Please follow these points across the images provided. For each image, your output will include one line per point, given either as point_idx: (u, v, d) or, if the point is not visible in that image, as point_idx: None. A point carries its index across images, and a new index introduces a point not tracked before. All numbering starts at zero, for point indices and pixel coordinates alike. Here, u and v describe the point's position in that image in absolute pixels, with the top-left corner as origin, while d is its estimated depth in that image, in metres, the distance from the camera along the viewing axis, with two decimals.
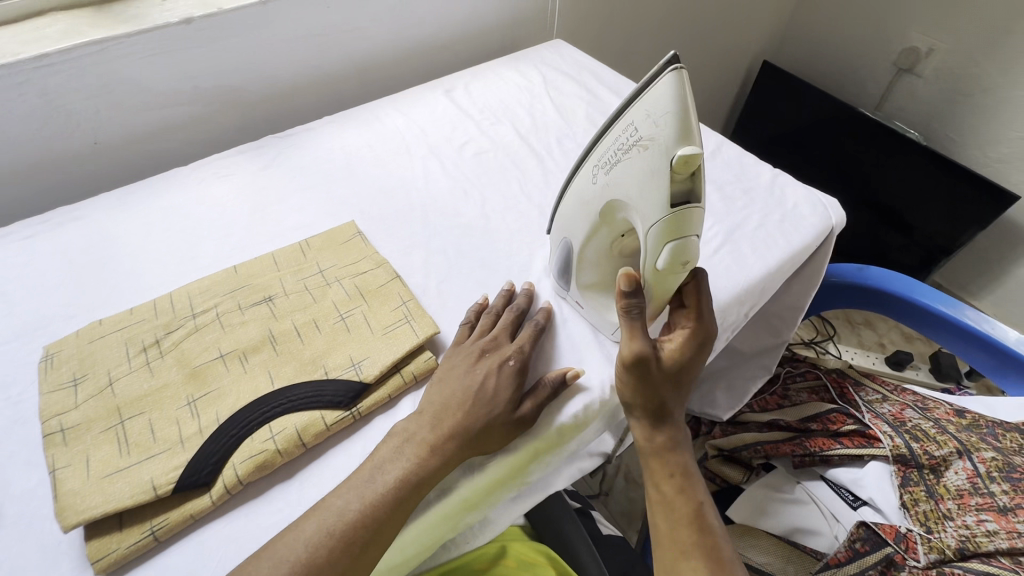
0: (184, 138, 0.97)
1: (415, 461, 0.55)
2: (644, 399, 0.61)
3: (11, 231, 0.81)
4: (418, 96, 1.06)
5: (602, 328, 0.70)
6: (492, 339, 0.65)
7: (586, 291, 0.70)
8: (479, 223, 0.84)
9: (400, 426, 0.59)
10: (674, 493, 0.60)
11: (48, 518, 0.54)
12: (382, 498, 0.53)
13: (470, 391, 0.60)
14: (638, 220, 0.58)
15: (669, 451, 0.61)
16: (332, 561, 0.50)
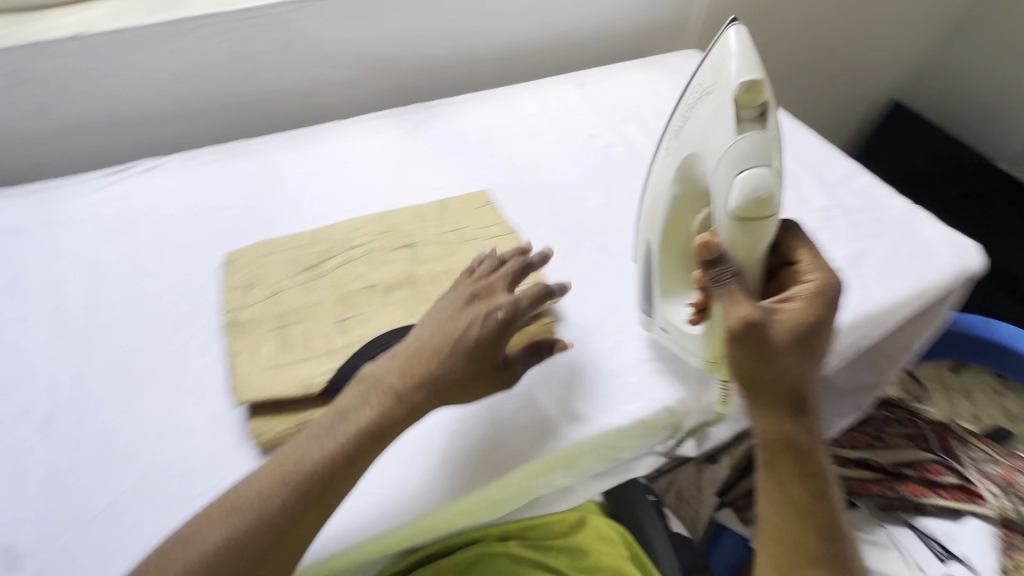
0: (341, 97, 1.08)
1: (379, 410, 0.53)
2: (768, 386, 0.54)
3: (199, 155, 0.94)
4: (553, 87, 1.12)
5: (686, 342, 0.65)
6: (484, 285, 0.60)
7: (668, 299, 0.66)
8: (602, 210, 0.88)
9: (375, 368, 0.55)
10: (803, 495, 0.55)
11: (219, 393, 0.63)
12: (323, 459, 0.50)
13: (448, 338, 0.55)
14: (711, 167, 0.56)
15: (796, 449, 0.56)
16: (280, 516, 0.48)
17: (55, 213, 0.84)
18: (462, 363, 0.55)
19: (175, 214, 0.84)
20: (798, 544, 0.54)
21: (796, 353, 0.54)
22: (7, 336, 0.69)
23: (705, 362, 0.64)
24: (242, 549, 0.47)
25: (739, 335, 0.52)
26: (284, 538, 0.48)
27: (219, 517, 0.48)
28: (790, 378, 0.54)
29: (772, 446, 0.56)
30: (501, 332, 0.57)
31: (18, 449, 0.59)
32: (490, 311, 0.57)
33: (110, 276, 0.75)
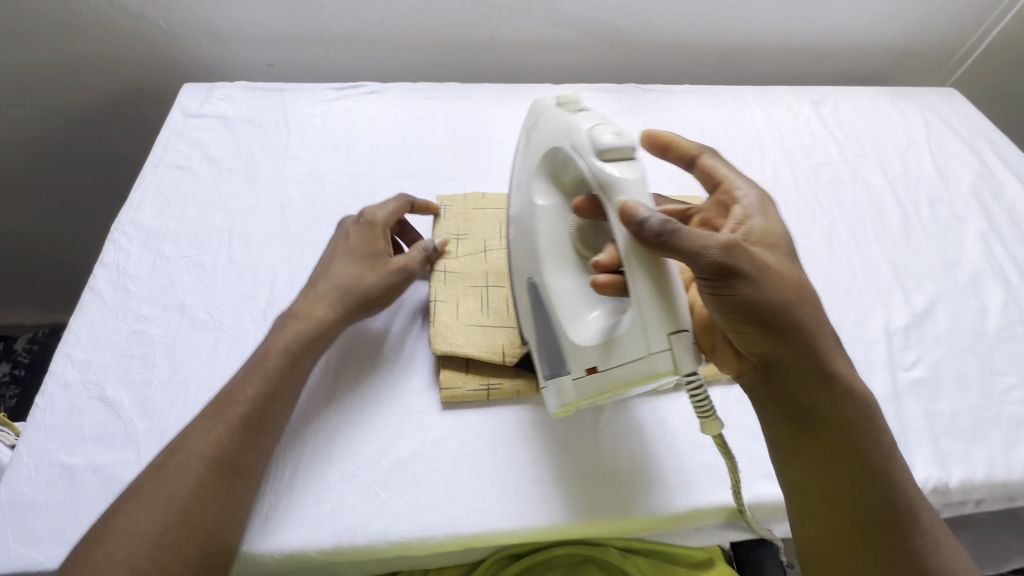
0: (557, 59, 1.05)
1: (294, 333, 0.56)
2: (791, 324, 0.50)
3: (416, 87, 0.94)
4: (784, 96, 1.00)
5: (617, 356, 0.49)
6: (376, 239, 0.64)
7: (571, 326, 0.54)
8: (822, 250, 0.79)
9: (294, 305, 0.59)
10: (843, 465, 0.52)
11: (413, 335, 0.65)
12: (252, 393, 0.52)
13: (352, 279, 0.60)
14: (571, 153, 0.54)
15: (839, 393, 0.52)
16: (211, 449, 0.48)
17: (287, 116, 0.88)
18: (365, 273, 0.61)
19: (390, 143, 0.86)
20: (863, 503, 0.51)
21: (783, 270, 0.51)
22: (238, 222, 0.74)
23: (650, 363, 0.47)
24: (187, 492, 0.46)
25: (738, 275, 0.48)
26: (216, 477, 0.47)
27: (155, 474, 0.47)
28: (805, 305, 0.51)
29: (810, 398, 0.52)
30: (373, 235, 0.64)
31: (236, 331, 0.64)
32: (369, 223, 0.65)
33: (328, 189, 0.79)
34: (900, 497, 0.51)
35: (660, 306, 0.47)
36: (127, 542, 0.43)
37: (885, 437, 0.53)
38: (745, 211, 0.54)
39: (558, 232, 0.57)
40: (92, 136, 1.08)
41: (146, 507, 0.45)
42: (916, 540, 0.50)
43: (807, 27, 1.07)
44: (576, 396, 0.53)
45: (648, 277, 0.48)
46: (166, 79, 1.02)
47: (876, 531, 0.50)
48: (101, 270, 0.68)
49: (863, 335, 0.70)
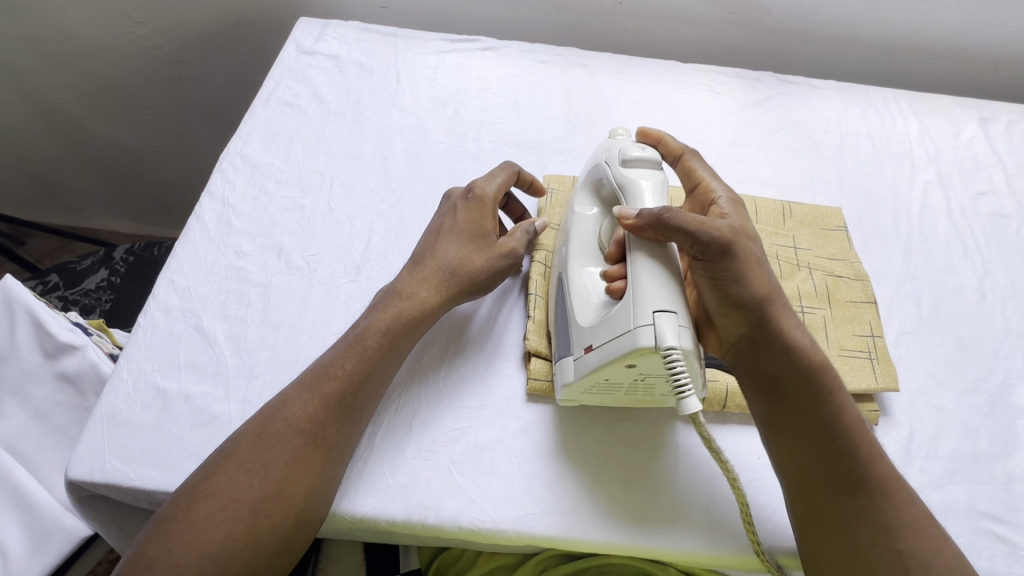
0: (685, 35, 0.96)
1: (394, 312, 0.55)
2: (758, 288, 0.49)
3: (533, 48, 0.88)
4: (947, 108, 0.87)
5: (607, 332, 0.49)
6: (482, 221, 0.60)
7: (578, 312, 0.53)
8: (971, 294, 0.69)
9: (398, 282, 0.58)
10: (818, 463, 0.47)
11: (506, 321, 0.63)
12: (347, 370, 0.52)
13: (458, 264, 0.58)
14: (603, 167, 0.58)
15: (805, 361, 0.49)
16: (306, 420, 0.49)
17: (398, 63, 0.84)
18: (473, 254, 0.59)
19: (500, 106, 0.81)
20: (835, 481, 0.47)
21: (757, 250, 0.51)
22: (340, 169, 0.73)
23: (633, 336, 0.46)
24: (286, 461, 0.47)
25: (726, 257, 0.48)
26: (312, 450, 0.48)
27: (254, 439, 0.48)
28: (772, 281, 0.50)
29: (781, 372, 0.49)
30: (482, 211, 0.61)
31: (329, 282, 0.63)
32: (479, 199, 0.61)
33: (432, 147, 0.76)
34: (865, 470, 0.47)
35: (651, 285, 0.47)
36: (226, 501, 0.45)
37: (851, 408, 0.49)
38: (723, 206, 0.54)
39: (589, 235, 0.58)
40: (205, 61, 1.09)
41: (246, 469, 0.46)
42: (889, 515, 0.46)
43: (989, 29, 0.91)
44: (573, 379, 0.52)
45: (647, 255, 0.49)
46: (281, 11, 1.01)
47: (847, 505, 0.46)
48: (207, 199, 0.69)
49: (1009, 401, 0.61)
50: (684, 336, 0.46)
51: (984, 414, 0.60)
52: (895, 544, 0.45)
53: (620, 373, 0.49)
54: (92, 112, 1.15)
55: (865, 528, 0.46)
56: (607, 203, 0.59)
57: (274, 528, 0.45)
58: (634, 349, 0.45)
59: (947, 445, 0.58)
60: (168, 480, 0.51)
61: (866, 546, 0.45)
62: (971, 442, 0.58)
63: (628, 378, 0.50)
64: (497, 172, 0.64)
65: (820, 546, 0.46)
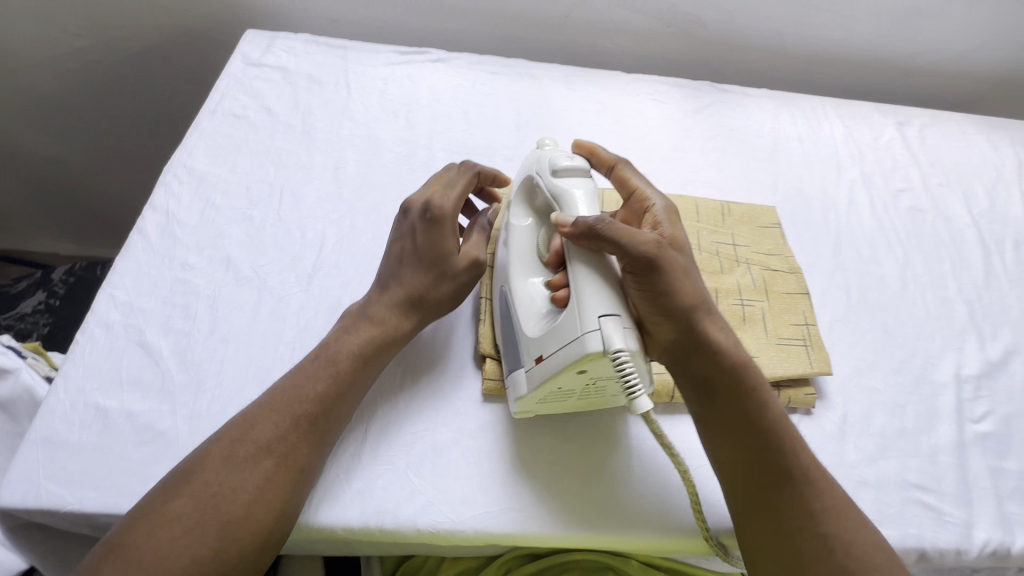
0: (628, 47, 1.00)
1: (365, 336, 0.55)
2: (685, 297, 0.50)
3: (482, 60, 0.90)
4: (867, 113, 0.94)
5: (555, 341, 0.49)
6: (442, 242, 0.57)
7: (524, 323, 0.54)
8: (894, 283, 0.74)
9: (366, 305, 0.57)
10: (743, 459, 0.50)
11: (461, 324, 0.64)
12: (319, 392, 0.51)
13: (419, 292, 0.57)
14: (535, 179, 0.59)
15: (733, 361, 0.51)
16: (276, 442, 0.48)
17: (348, 74, 0.85)
18: (439, 281, 0.57)
19: (451, 116, 0.82)
20: (763, 477, 0.49)
21: (685, 259, 0.52)
22: (290, 179, 0.72)
23: (582, 343, 0.47)
24: (256, 483, 0.46)
25: (653, 263, 0.49)
26: (284, 472, 0.47)
27: (223, 459, 0.46)
28: (698, 289, 0.52)
29: (708, 372, 0.51)
30: (443, 232, 0.57)
31: (279, 293, 0.62)
32: (438, 218, 0.58)
33: (384, 156, 0.76)
34: (793, 463, 0.49)
35: (593, 291, 0.48)
36: (191, 524, 0.43)
37: (772, 403, 0.52)
38: (656, 215, 0.55)
39: (529, 243, 0.59)
40: (148, 73, 1.06)
41: (215, 492, 0.45)
42: (815, 501, 0.48)
43: (901, 41, 1.00)
44: (527, 392, 0.53)
45: (585, 264, 0.50)
46: (227, 23, 1.00)
47: (777, 496, 0.48)
48: (149, 212, 0.67)
49: (931, 379, 0.66)
50: (630, 337, 0.47)
51: (909, 392, 0.65)
52: (821, 528, 0.47)
53: (572, 380, 0.50)
54: (24, 128, 1.10)
55: (793, 516, 0.48)
56: (541, 213, 0.60)
57: (242, 550, 0.44)
58: (584, 356, 0.46)
59: (878, 423, 0.62)
60: (109, 502, 0.49)
61: (798, 535, 0.47)
62: (898, 418, 0.62)
63: (580, 384, 0.51)
64: (451, 183, 0.60)
65: (751, 530, 0.48)
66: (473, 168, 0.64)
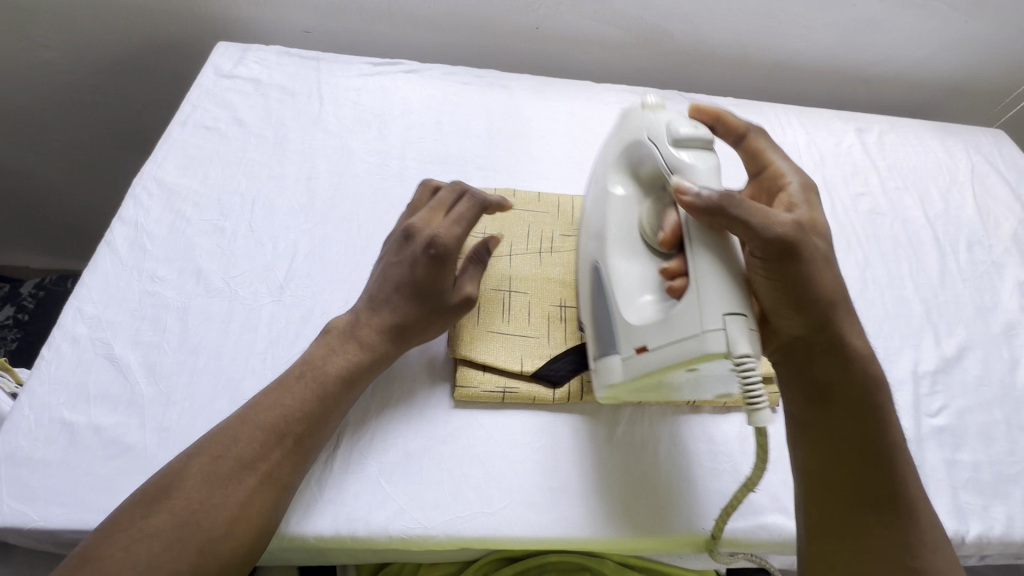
0: (598, 57, 1.03)
1: (348, 358, 0.55)
2: (819, 291, 0.52)
3: (454, 71, 0.91)
4: (829, 120, 0.98)
5: (666, 334, 0.49)
6: (439, 281, 0.57)
7: (627, 310, 0.54)
8: (855, 283, 0.77)
9: (356, 327, 0.57)
10: (851, 462, 0.50)
11: None
12: (305, 411, 0.51)
13: (407, 326, 0.57)
14: (650, 145, 0.56)
15: (853, 361, 0.52)
16: (261, 459, 0.48)
17: (320, 85, 0.85)
18: (427, 318, 0.58)
19: (424, 126, 0.83)
20: (863, 492, 0.50)
21: (821, 247, 0.52)
22: (262, 190, 0.72)
23: (702, 341, 0.46)
24: (241, 500, 0.45)
25: (784, 254, 0.49)
26: (269, 489, 0.47)
27: (206, 475, 0.45)
28: (829, 280, 0.52)
29: (826, 368, 0.52)
30: (440, 271, 0.57)
31: (250, 303, 0.63)
32: (442, 255, 0.57)
33: (356, 166, 0.77)
34: (902, 489, 0.50)
35: (719, 286, 0.47)
36: (172, 540, 0.42)
37: (896, 432, 0.52)
38: (792, 198, 0.55)
39: (630, 220, 0.58)
40: (120, 84, 1.06)
41: (199, 509, 0.44)
42: (907, 533, 0.48)
43: (860, 51, 1.03)
44: (621, 379, 0.53)
45: (708, 251, 0.48)
46: (200, 34, 1.00)
47: (872, 511, 0.49)
48: (118, 225, 0.67)
49: (890, 375, 0.68)
50: (754, 341, 0.46)
51: None
52: (906, 558, 0.47)
53: (676, 375, 0.50)
54: None
55: (880, 533, 0.49)
56: (648, 183, 0.59)
57: (223, 565, 0.43)
58: (704, 355, 0.46)
59: None
60: (76, 518, 0.48)
61: (878, 551, 0.48)
62: None
63: (680, 378, 0.52)
64: (462, 219, 0.59)
65: (830, 539, 0.50)
66: (485, 202, 0.61)
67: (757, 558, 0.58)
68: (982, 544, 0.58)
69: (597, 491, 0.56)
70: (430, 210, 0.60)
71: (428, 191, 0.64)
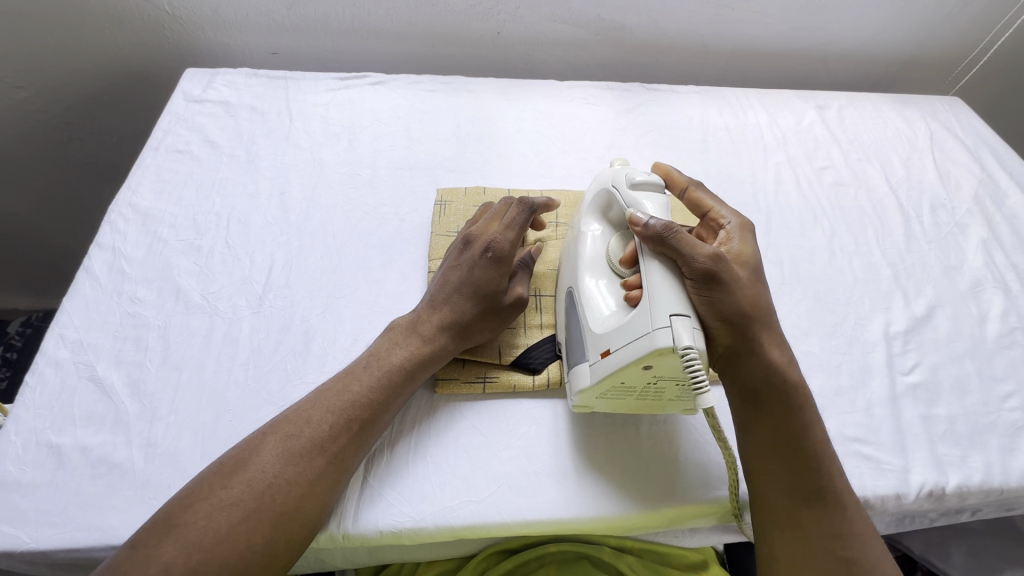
0: (561, 55, 1.05)
1: (410, 350, 0.57)
2: (744, 306, 0.52)
3: (419, 80, 0.93)
4: (789, 100, 1.00)
5: (623, 336, 0.51)
6: (497, 281, 0.61)
7: (591, 318, 0.56)
8: (823, 253, 0.79)
9: (413, 323, 0.59)
10: (784, 469, 0.52)
11: None
12: (372, 400, 0.53)
13: (464, 324, 0.59)
14: (609, 192, 0.60)
15: (779, 372, 0.53)
16: (330, 442, 0.50)
17: (289, 102, 0.87)
18: (484, 318, 0.60)
19: (393, 134, 0.85)
20: (797, 492, 0.51)
21: (745, 275, 0.54)
22: (237, 207, 0.74)
23: (652, 338, 0.48)
24: (310, 480, 0.48)
25: (714, 276, 0.51)
26: (333, 471, 0.50)
27: (280, 448, 0.49)
28: (757, 299, 0.54)
29: (755, 381, 0.54)
30: (501, 273, 0.62)
31: (231, 317, 0.64)
32: (499, 258, 0.61)
33: (329, 177, 0.79)
34: (829, 484, 0.52)
35: (666, 289, 0.50)
36: (249, 511, 0.45)
37: (818, 426, 0.54)
38: (729, 234, 0.58)
39: (599, 248, 0.60)
40: (96, 119, 1.08)
41: (273, 484, 0.47)
42: (840, 525, 0.50)
43: (814, 30, 1.06)
44: (587, 384, 0.54)
45: (660, 265, 0.51)
46: (171, 64, 1.02)
47: (807, 513, 0.51)
48: (96, 251, 0.68)
49: (862, 338, 0.70)
50: (698, 337, 0.48)
51: (843, 353, 0.68)
52: (842, 552, 0.49)
53: (635, 376, 0.51)
54: None
55: (818, 531, 0.50)
56: (617, 224, 0.62)
57: (290, 537, 0.46)
58: (654, 350, 0.47)
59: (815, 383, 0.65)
60: (66, 537, 0.49)
61: (815, 543, 0.50)
62: (835, 378, 0.66)
63: (642, 382, 0.52)
64: (513, 224, 0.64)
65: (767, 539, 0.51)
66: (530, 204, 0.67)
67: (746, 527, 0.58)
68: (962, 493, 0.59)
69: (583, 471, 0.57)
70: (487, 219, 0.65)
71: (488, 207, 0.70)
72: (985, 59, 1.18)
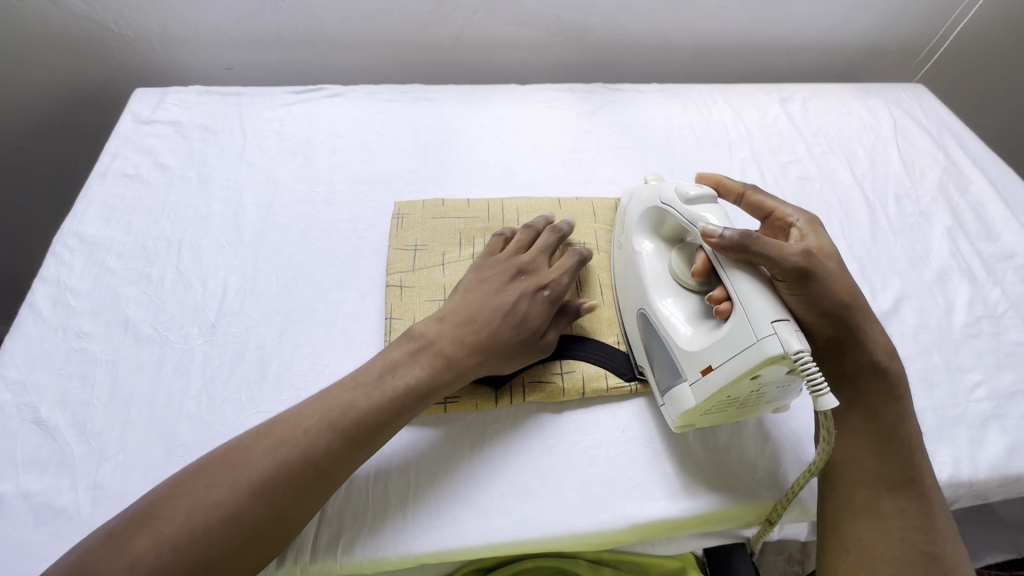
0: (523, 58, 1.04)
1: (428, 368, 0.55)
2: (842, 296, 0.52)
3: (377, 90, 0.92)
4: (753, 94, 0.99)
5: (726, 350, 0.49)
6: (530, 310, 0.60)
7: (679, 339, 0.54)
8: None
9: (431, 340, 0.57)
10: (876, 459, 0.52)
11: (370, 346, 0.64)
12: (369, 429, 0.51)
13: (488, 347, 0.57)
14: (661, 208, 0.60)
15: (885, 362, 0.54)
16: (299, 476, 0.47)
17: (242, 119, 0.85)
18: (508, 346, 0.58)
19: (350, 147, 0.83)
20: (882, 483, 0.51)
21: (836, 265, 0.54)
22: (188, 232, 0.72)
23: (761, 348, 0.46)
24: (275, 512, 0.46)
25: (809, 273, 0.50)
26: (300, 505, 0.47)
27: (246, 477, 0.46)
28: (852, 286, 0.54)
29: (858, 368, 0.54)
30: (539, 306, 0.61)
31: (182, 347, 0.62)
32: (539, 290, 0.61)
33: (284, 196, 0.77)
34: (916, 477, 0.51)
35: (759, 296, 0.48)
36: (212, 539, 0.43)
37: (909, 420, 0.53)
38: (801, 229, 0.58)
39: (659, 265, 0.60)
40: (48, 143, 1.04)
41: (239, 519, 0.44)
42: (919, 516, 0.50)
43: (775, 23, 1.06)
44: (693, 405, 0.53)
45: (746, 276, 0.50)
46: (122, 84, 1.00)
47: (889, 503, 0.50)
48: (40, 285, 0.65)
49: None
50: (803, 339, 0.47)
51: None
52: (927, 547, 0.49)
53: (743, 387, 0.50)
54: None
55: (900, 522, 0.50)
56: (670, 239, 0.62)
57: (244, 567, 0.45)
58: (765, 360, 0.46)
59: None
60: None
61: (896, 536, 0.49)
62: None
63: (747, 392, 0.51)
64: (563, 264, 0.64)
65: (845, 531, 0.51)
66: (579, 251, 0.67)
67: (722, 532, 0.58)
68: None
69: (547, 487, 0.56)
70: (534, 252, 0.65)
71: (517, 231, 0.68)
72: (947, 44, 1.18)
